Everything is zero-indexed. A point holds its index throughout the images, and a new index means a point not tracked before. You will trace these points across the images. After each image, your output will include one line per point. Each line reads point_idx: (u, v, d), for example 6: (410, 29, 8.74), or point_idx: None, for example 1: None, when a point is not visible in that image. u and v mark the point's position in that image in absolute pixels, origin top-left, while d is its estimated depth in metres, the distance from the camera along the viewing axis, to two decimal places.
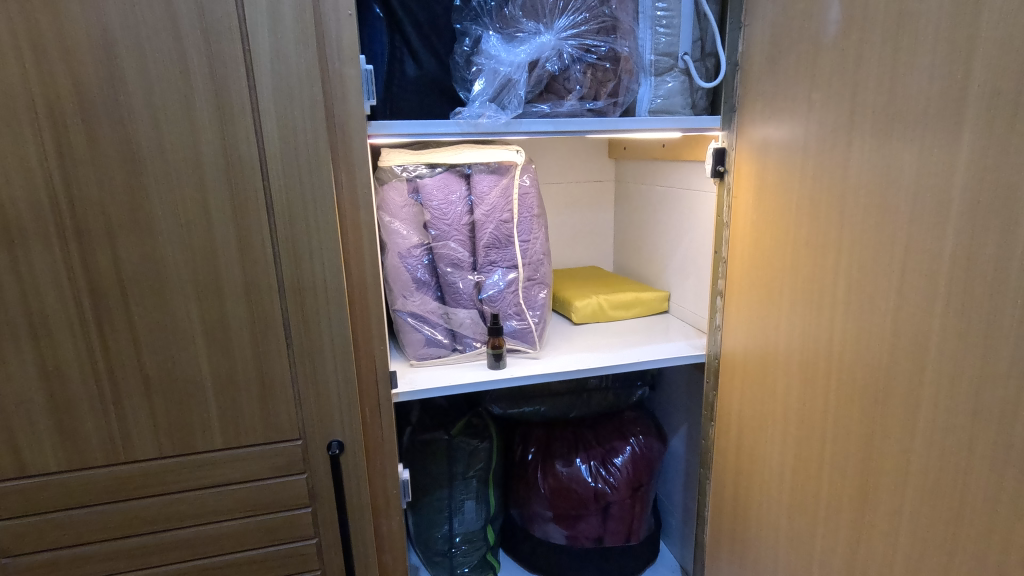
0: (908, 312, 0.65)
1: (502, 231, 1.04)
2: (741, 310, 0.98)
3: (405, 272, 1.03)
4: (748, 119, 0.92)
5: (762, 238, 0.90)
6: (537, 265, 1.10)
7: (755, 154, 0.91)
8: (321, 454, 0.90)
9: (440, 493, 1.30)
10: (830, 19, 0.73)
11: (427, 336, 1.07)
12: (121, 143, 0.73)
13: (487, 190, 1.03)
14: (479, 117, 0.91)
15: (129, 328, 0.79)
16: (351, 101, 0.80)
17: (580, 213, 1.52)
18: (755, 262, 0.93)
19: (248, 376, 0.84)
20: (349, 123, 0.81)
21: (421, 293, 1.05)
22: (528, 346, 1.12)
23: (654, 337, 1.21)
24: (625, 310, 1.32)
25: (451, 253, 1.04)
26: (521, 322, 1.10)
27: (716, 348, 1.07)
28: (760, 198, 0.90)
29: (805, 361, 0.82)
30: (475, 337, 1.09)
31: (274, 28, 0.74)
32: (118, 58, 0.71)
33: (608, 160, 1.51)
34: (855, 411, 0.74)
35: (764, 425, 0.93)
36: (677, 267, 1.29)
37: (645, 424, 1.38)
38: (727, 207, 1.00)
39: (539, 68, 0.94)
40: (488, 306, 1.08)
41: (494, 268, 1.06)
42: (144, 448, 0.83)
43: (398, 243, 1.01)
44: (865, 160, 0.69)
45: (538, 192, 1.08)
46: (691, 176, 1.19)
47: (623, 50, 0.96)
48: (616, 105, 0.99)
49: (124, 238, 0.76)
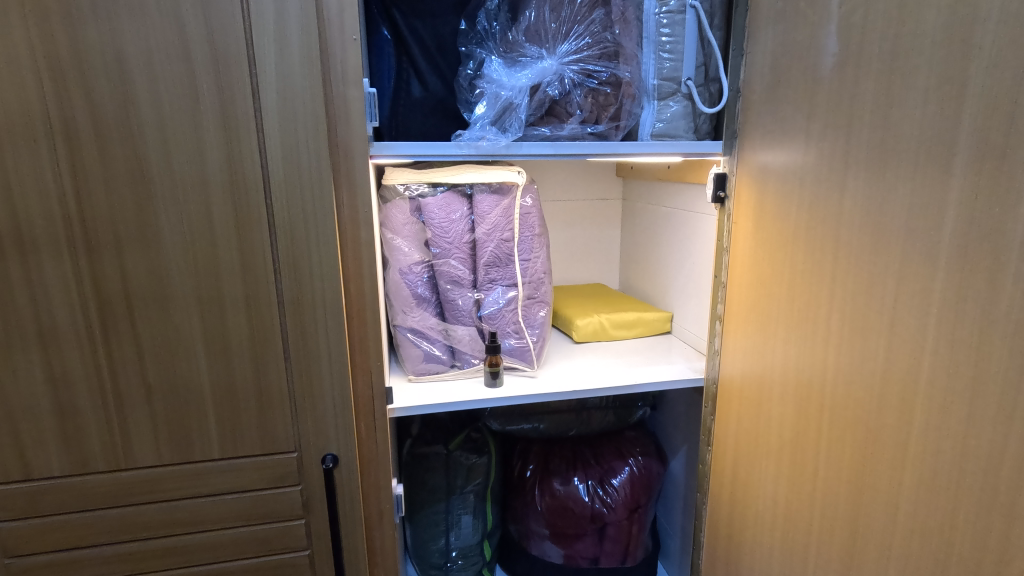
0: (900, 348, 0.64)
1: (503, 249, 1.05)
2: (739, 337, 0.97)
3: (405, 288, 1.05)
4: (748, 145, 0.92)
5: (760, 265, 0.90)
6: (537, 284, 1.11)
7: (754, 182, 0.91)
8: (316, 467, 0.92)
9: (437, 507, 1.31)
10: (827, 51, 0.73)
11: (427, 352, 1.08)
12: (131, 160, 0.76)
13: (489, 210, 1.04)
14: (479, 140, 0.92)
15: (133, 338, 0.81)
16: (354, 123, 0.83)
17: (586, 231, 1.53)
18: (753, 289, 0.92)
19: (247, 387, 0.86)
20: (351, 144, 0.84)
21: (420, 309, 1.06)
22: (526, 364, 1.12)
23: (654, 359, 1.20)
24: (627, 330, 1.31)
25: (452, 270, 1.05)
26: (520, 340, 1.10)
27: (715, 372, 1.07)
28: (759, 225, 0.90)
29: (800, 390, 0.81)
30: (472, 354, 1.10)
31: (281, 52, 0.77)
32: (131, 80, 0.74)
33: (616, 179, 1.52)
34: (846, 444, 0.73)
35: (759, 453, 0.93)
36: (680, 288, 1.29)
37: (644, 445, 1.37)
38: (727, 233, 1.00)
39: (540, 92, 0.95)
40: (487, 324, 1.09)
41: (494, 286, 1.07)
42: (144, 455, 0.85)
43: (399, 260, 1.04)
44: (859, 193, 0.69)
45: (540, 211, 1.10)
46: (693, 198, 1.18)
47: (625, 74, 0.98)
48: (618, 129, 1.00)
49: (132, 251, 0.79)
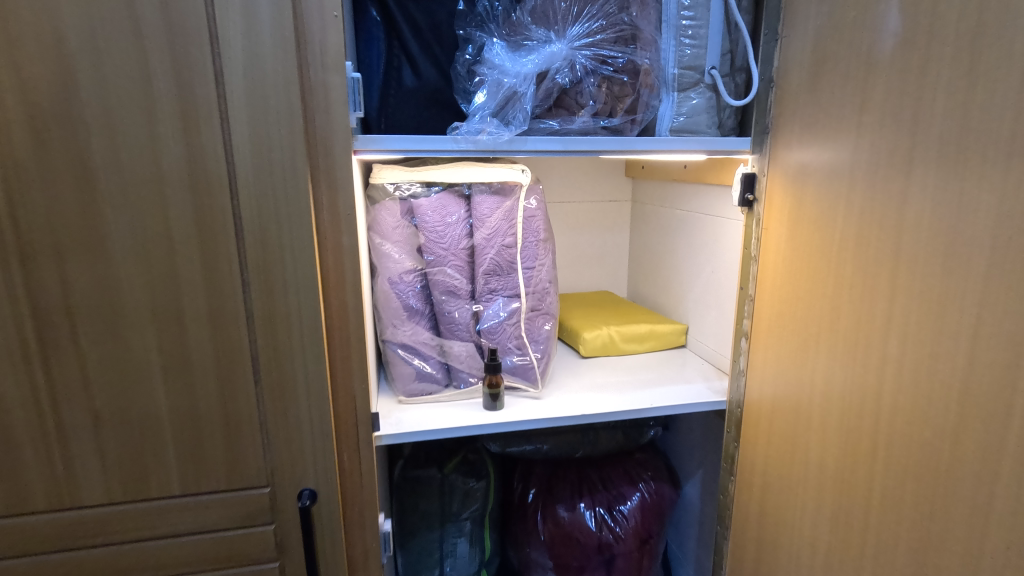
0: (982, 383, 0.53)
1: (504, 256, 0.95)
2: (770, 356, 0.87)
3: (395, 299, 0.94)
4: (783, 141, 0.81)
5: (796, 278, 0.79)
6: (542, 295, 1.00)
7: (789, 184, 0.80)
8: (292, 503, 0.81)
9: (430, 535, 1.21)
10: (887, 31, 0.62)
11: (419, 369, 0.97)
12: (73, 155, 0.65)
13: (489, 212, 0.93)
14: (479, 133, 0.80)
15: (78, 359, 0.70)
16: (335, 113, 0.72)
17: (592, 235, 1.42)
18: (786, 304, 0.82)
19: (212, 415, 0.75)
20: (331, 137, 0.73)
21: (412, 323, 0.96)
22: (529, 384, 1.01)
23: (669, 377, 1.09)
24: (638, 343, 1.21)
25: (447, 279, 0.94)
26: (522, 357, 0.99)
27: (739, 395, 0.96)
28: (795, 233, 0.79)
29: (847, 423, 0.71)
30: (470, 372, 0.99)
31: (248, 30, 0.66)
32: (71, 60, 0.63)
33: (624, 179, 1.41)
34: (908, 490, 0.62)
35: (793, 489, 0.82)
36: (697, 298, 1.18)
37: (655, 467, 1.27)
38: (755, 240, 0.89)
39: (548, 80, 0.84)
40: (486, 339, 0.98)
41: (493, 297, 0.97)
42: (92, 492, 0.74)
43: (389, 268, 0.93)
44: (929, 198, 0.58)
45: (545, 214, 0.99)
46: (714, 201, 1.08)
47: (643, 61, 0.87)
48: (634, 123, 0.89)
49: (75, 260, 0.68)
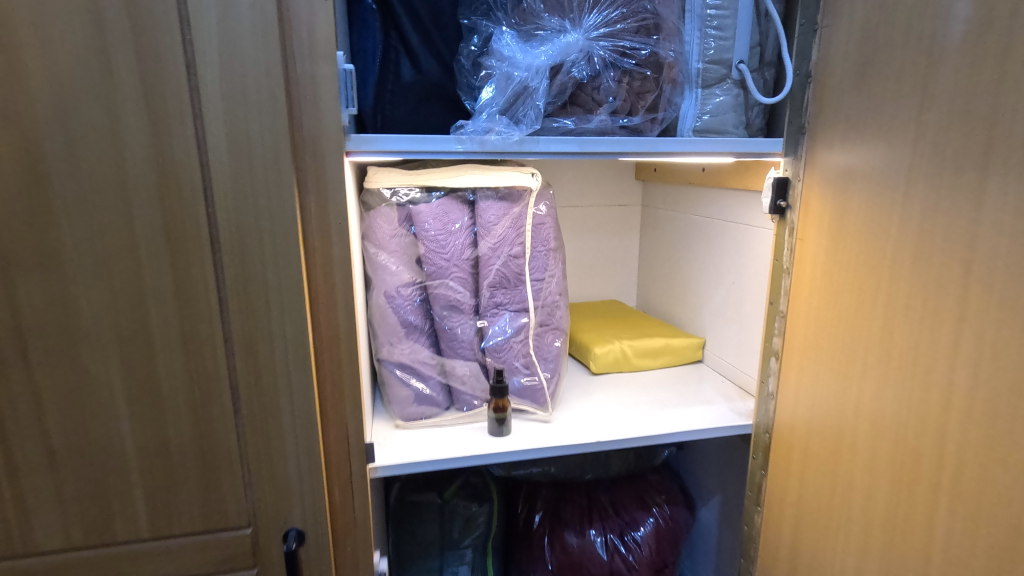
0: None
1: (512, 268, 0.87)
2: (804, 380, 0.79)
3: (392, 315, 0.86)
4: (823, 143, 0.73)
5: (837, 295, 0.71)
6: (552, 309, 0.92)
7: (829, 191, 0.72)
8: (276, 544, 0.73)
9: (428, 564, 1.12)
10: (957, 17, 0.55)
11: (418, 391, 0.89)
12: (22, 156, 0.57)
13: (495, 220, 0.85)
14: (486, 133, 0.72)
15: (30, 388, 0.62)
16: (324, 109, 0.64)
17: (600, 241, 1.34)
18: (825, 324, 0.74)
19: (185, 450, 0.67)
20: (321, 136, 0.65)
21: (411, 340, 0.88)
22: (538, 407, 0.92)
23: (688, 398, 1.01)
24: (652, 358, 1.13)
25: (449, 293, 0.86)
26: (530, 377, 0.91)
27: (767, 419, 0.88)
28: (836, 245, 0.72)
29: (902, 459, 0.63)
30: (474, 394, 0.91)
31: (224, 13, 0.58)
32: (17, 46, 0.55)
33: (634, 183, 1.33)
34: (979, 542, 0.55)
35: (832, 527, 0.74)
36: (716, 311, 1.10)
37: (670, 490, 1.18)
38: (788, 251, 0.81)
39: (563, 74, 0.76)
40: (491, 358, 0.90)
41: (499, 312, 0.89)
42: (49, 538, 0.66)
43: (385, 280, 0.85)
44: (1012, 210, 0.50)
45: (555, 222, 0.91)
46: (737, 207, 1.00)
47: (667, 54, 0.79)
48: (655, 122, 0.81)
49: (25, 276, 0.59)
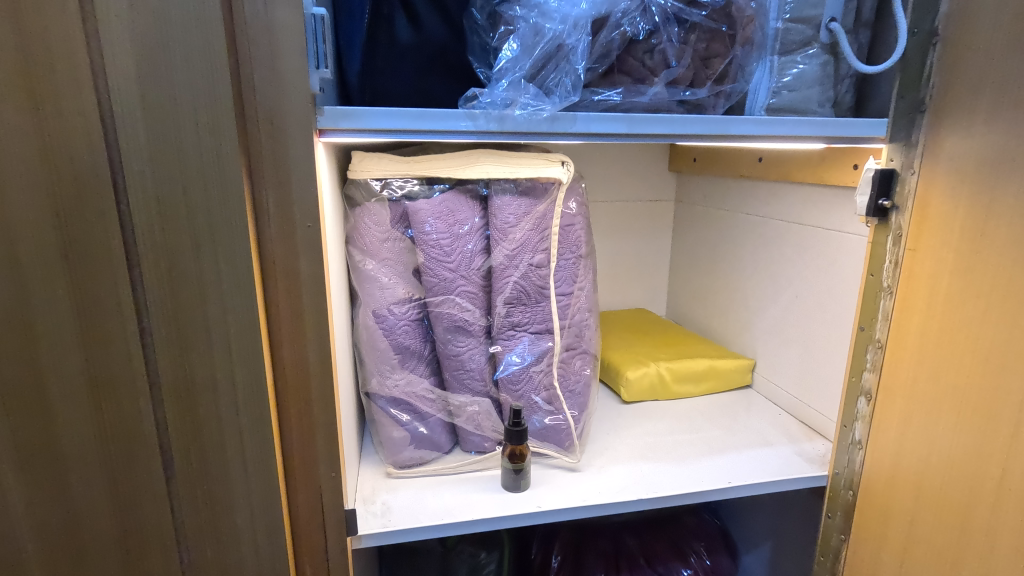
0: None
1: (533, 280, 0.69)
2: (912, 432, 0.61)
3: (384, 338, 0.69)
4: (956, 125, 0.55)
5: (974, 329, 0.54)
6: (581, 330, 0.75)
7: (964, 188, 0.54)
8: None
9: None
10: None
11: (415, 432, 0.72)
12: None
13: (513, 221, 0.67)
14: (506, 106, 0.54)
15: None
16: (285, 72, 0.46)
17: (627, 242, 1.16)
18: (951, 363, 0.56)
19: (101, 528, 0.50)
20: (280, 108, 0.47)
21: (406, 369, 0.71)
22: (562, 451, 0.75)
23: (742, 436, 0.83)
24: (694, 384, 0.95)
25: (454, 312, 0.69)
26: (554, 416, 0.74)
27: (851, 473, 0.70)
28: (972, 260, 0.54)
29: None
30: (484, 435, 0.74)
31: None
32: None
33: (668, 174, 1.15)
34: None
35: None
36: (771, 329, 0.92)
37: (709, 534, 1.01)
38: (890, 265, 0.63)
39: (609, 30, 0.58)
40: (505, 391, 0.73)
41: (516, 335, 0.71)
42: None
43: (375, 296, 0.68)
44: None
45: (587, 223, 0.73)
46: (808, 205, 0.83)
47: (746, 5, 0.61)
48: (721, 97, 0.63)
49: None
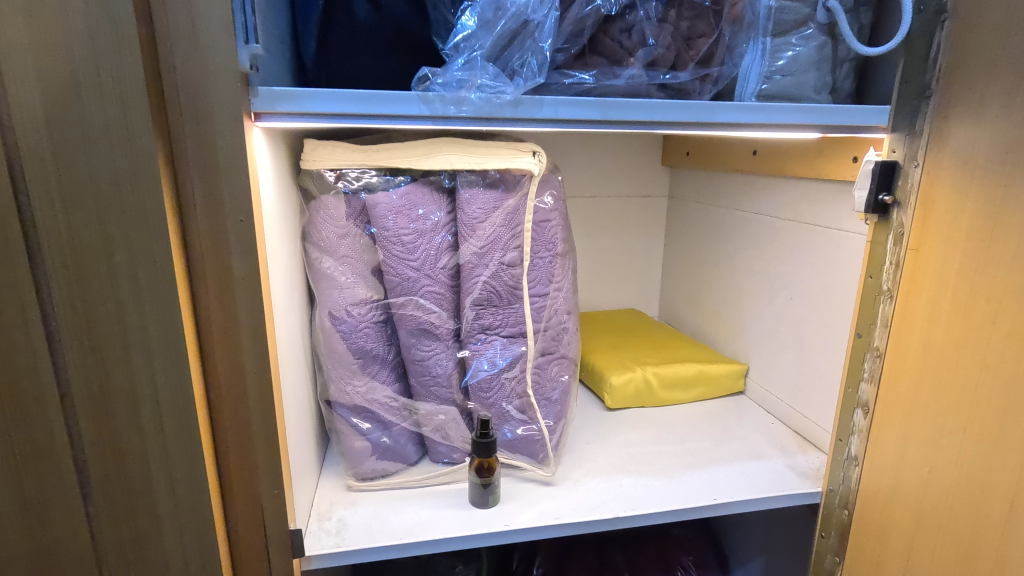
0: None
1: (505, 280, 0.64)
2: (913, 450, 0.56)
3: (343, 342, 0.64)
4: (965, 112, 0.50)
5: (984, 338, 0.48)
6: (558, 333, 0.70)
7: (973, 182, 0.49)
8: None
9: None
10: None
11: (378, 443, 0.67)
12: None
13: (482, 216, 0.62)
14: (462, 88, 0.48)
15: None
16: (209, 47, 0.41)
17: (617, 240, 1.11)
18: (957, 376, 0.51)
19: (12, 551, 0.45)
20: (204, 86, 0.42)
21: (368, 375, 0.66)
22: (536, 463, 0.70)
23: (731, 447, 0.78)
24: (682, 390, 0.90)
25: (419, 314, 0.64)
26: (527, 426, 0.69)
27: (846, 491, 0.65)
28: (982, 262, 0.48)
29: None
30: (452, 446, 0.69)
31: None
32: None
33: (661, 169, 1.09)
34: None
35: None
36: (765, 333, 0.87)
37: (699, 548, 0.95)
38: (891, 267, 0.58)
39: (580, 5, 0.53)
40: (475, 399, 0.68)
41: (487, 339, 0.66)
42: None
43: (332, 296, 0.63)
44: None
45: (564, 218, 0.68)
46: (805, 202, 0.77)
47: None
48: (708, 81, 0.58)
49: None
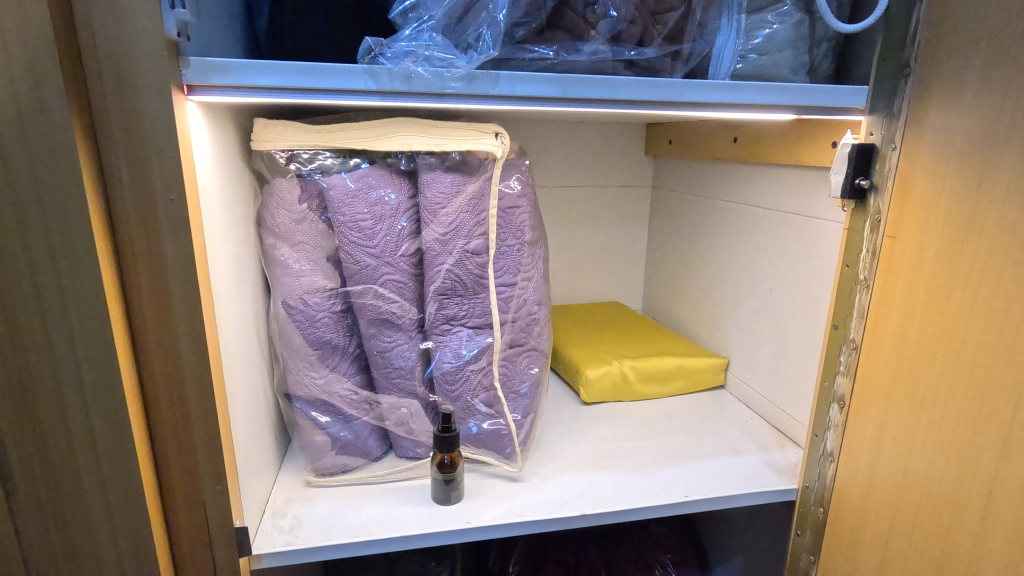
0: None
1: (469, 268, 0.61)
2: (888, 445, 0.54)
3: (300, 333, 0.61)
4: (943, 91, 0.47)
5: (960, 329, 0.46)
6: (527, 324, 0.67)
7: (951, 165, 0.46)
8: None
9: None
10: None
11: (338, 437, 0.65)
12: None
13: (444, 200, 0.59)
14: (408, 61, 0.46)
15: None
16: (131, 14, 0.38)
17: (598, 231, 1.08)
18: (933, 369, 0.48)
19: None
20: (127, 56, 0.39)
21: (327, 367, 0.63)
22: (503, 459, 0.68)
23: (708, 442, 0.76)
24: (661, 384, 0.87)
25: (380, 304, 0.61)
26: (494, 420, 0.66)
27: (822, 487, 0.63)
28: (959, 249, 0.46)
29: None
30: (416, 441, 0.67)
31: None
32: None
33: (644, 159, 1.07)
34: None
35: None
36: (746, 326, 0.84)
37: (679, 547, 0.93)
38: (868, 255, 0.55)
39: None
40: (440, 392, 0.65)
41: (452, 330, 0.64)
42: None
43: (288, 284, 0.60)
44: None
45: (533, 204, 0.66)
46: (787, 190, 0.75)
47: None
48: (680, 59, 0.56)
49: None
